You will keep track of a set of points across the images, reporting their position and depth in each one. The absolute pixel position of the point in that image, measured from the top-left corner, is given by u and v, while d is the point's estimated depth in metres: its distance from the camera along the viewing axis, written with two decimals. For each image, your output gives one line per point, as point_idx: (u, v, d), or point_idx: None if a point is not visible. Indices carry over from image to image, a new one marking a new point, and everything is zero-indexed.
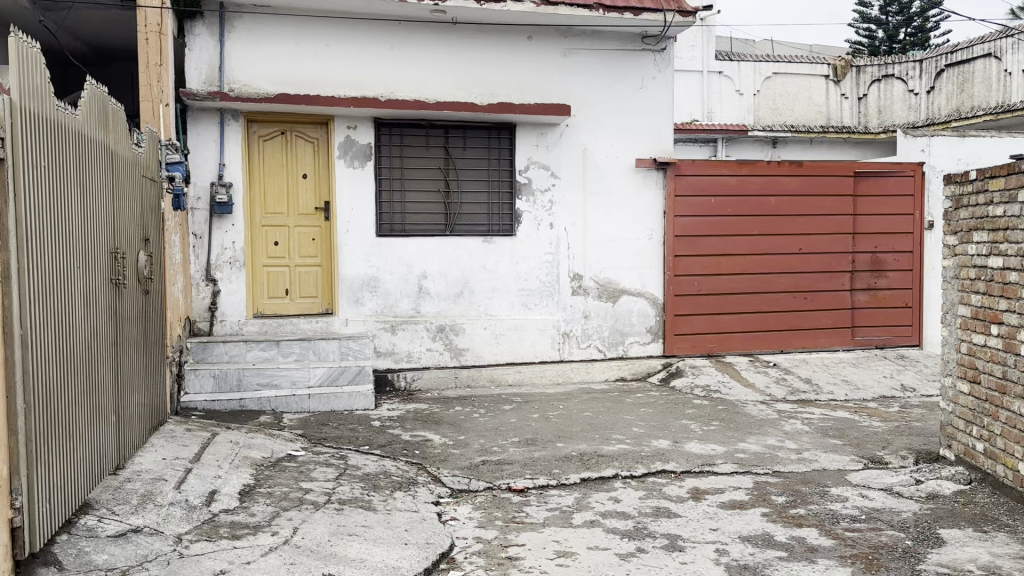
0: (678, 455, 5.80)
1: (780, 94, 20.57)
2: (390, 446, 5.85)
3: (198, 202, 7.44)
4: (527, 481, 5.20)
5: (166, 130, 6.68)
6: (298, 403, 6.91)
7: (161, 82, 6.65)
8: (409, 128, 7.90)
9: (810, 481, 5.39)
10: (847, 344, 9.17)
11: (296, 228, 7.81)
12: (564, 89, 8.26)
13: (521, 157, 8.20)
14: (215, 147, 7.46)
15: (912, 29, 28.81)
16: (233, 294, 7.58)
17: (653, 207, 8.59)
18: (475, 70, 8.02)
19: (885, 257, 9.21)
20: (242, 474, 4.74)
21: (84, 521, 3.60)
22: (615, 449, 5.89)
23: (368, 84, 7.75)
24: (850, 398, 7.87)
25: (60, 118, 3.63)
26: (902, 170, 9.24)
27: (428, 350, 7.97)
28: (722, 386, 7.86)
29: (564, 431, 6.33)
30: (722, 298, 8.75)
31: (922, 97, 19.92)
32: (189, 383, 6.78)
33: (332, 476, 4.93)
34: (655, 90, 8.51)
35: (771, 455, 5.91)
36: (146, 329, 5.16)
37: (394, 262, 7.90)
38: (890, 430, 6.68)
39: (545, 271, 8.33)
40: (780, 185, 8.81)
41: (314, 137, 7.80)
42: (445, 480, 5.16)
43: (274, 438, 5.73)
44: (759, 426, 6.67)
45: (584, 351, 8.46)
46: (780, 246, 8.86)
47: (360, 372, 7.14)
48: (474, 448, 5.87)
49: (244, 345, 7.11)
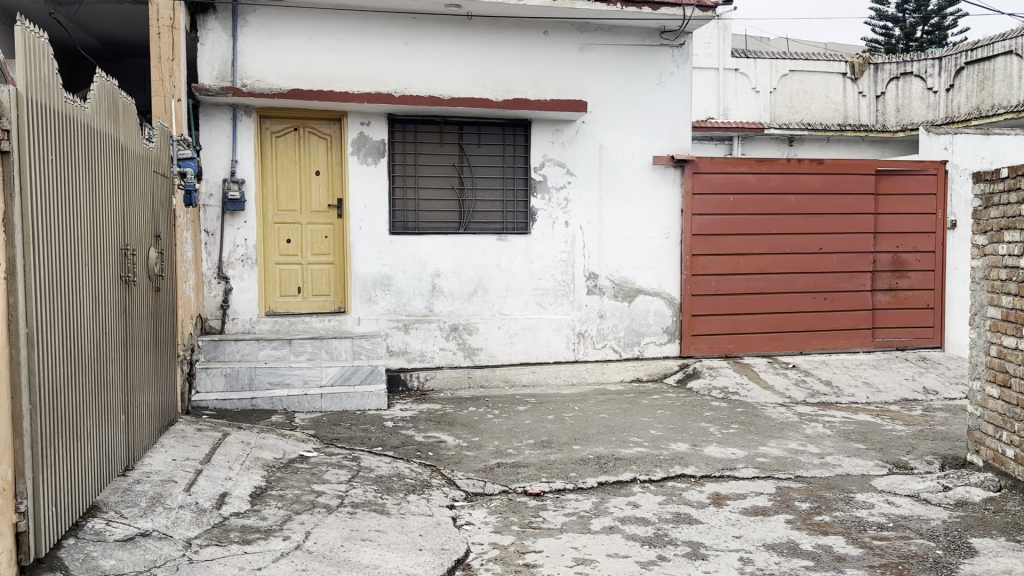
0: (697, 458, 5.67)
1: (797, 91, 20.36)
2: (403, 447, 5.75)
3: (210, 199, 7.37)
4: (543, 485, 5.08)
5: (177, 126, 6.60)
6: (309, 403, 6.82)
7: (172, 77, 6.58)
8: (423, 125, 7.80)
9: (833, 487, 5.25)
10: (868, 346, 9.00)
11: (308, 225, 7.71)
12: (581, 84, 8.13)
13: (536, 154, 8.07)
14: (228, 143, 7.38)
15: (930, 27, 28.50)
16: (245, 292, 7.50)
17: (670, 205, 8.45)
18: (490, 65, 7.90)
19: (906, 257, 9.04)
20: (253, 476, 4.65)
21: (92, 524, 3.51)
22: (632, 452, 5.77)
23: (383, 79, 7.65)
24: (871, 401, 7.71)
25: (68, 111, 3.53)
26: (925, 168, 9.06)
27: (442, 349, 7.88)
28: (740, 388, 7.72)
29: (581, 433, 6.21)
30: (739, 298, 8.60)
31: (941, 95, 19.67)
32: (201, 382, 6.71)
33: (345, 479, 4.83)
34: (673, 86, 8.37)
35: (793, 459, 5.76)
36: (157, 326, 5.08)
37: (407, 260, 7.80)
38: (913, 434, 6.53)
39: (560, 270, 8.21)
40: (799, 184, 8.65)
41: (328, 133, 7.69)
42: (459, 484, 5.05)
43: (286, 439, 5.64)
44: (780, 429, 6.53)
45: (599, 351, 8.34)
46: (799, 245, 8.70)
47: (373, 371, 7.05)
48: (489, 450, 5.76)
49: (255, 343, 7.03)
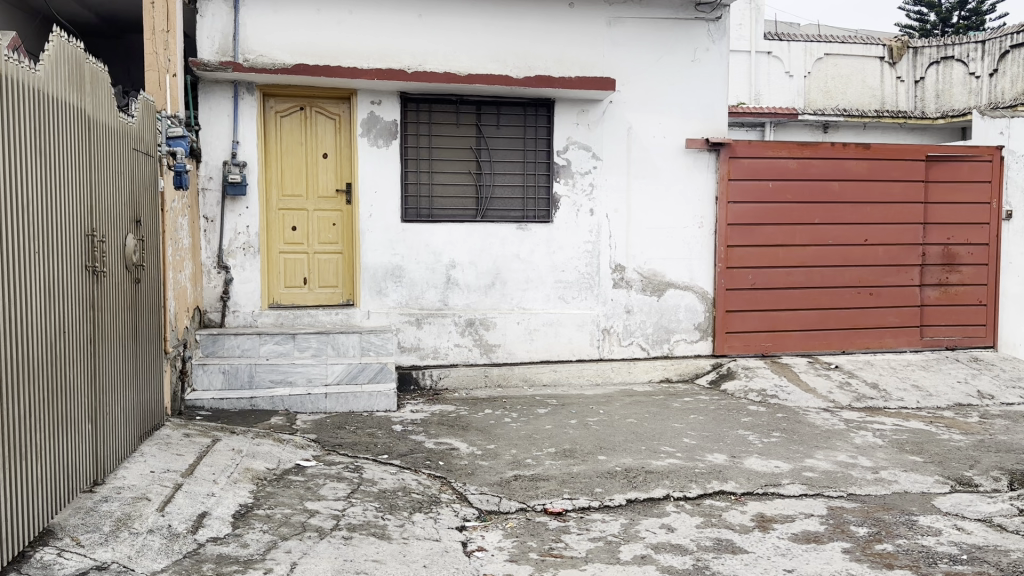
0: (738, 473, 5.10)
1: (832, 75, 19.61)
2: (412, 456, 5.22)
3: (210, 182, 6.87)
4: (565, 502, 4.53)
5: (172, 104, 6.10)
6: (313, 403, 6.26)
7: (168, 50, 6.09)
8: (437, 104, 7.25)
9: (891, 508, 4.66)
10: (915, 345, 8.33)
11: (315, 211, 7.19)
12: (609, 61, 7.54)
13: (560, 136, 7.50)
14: (229, 122, 6.87)
15: (966, 12, 27.50)
16: (246, 283, 7.00)
17: (703, 191, 7.85)
18: (509, 40, 7.33)
19: (958, 249, 8.39)
20: (240, 492, 4.15)
21: (40, 555, 3.07)
22: (663, 464, 5.21)
23: (395, 55, 7.10)
24: (922, 406, 7.08)
25: (10, 72, 3.00)
26: (978, 154, 8.39)
27: (457, 346, 7.35)
28: (780, 391, 7.13)
29: (607, 441, 5.66)
30: (778, 292, 7.99)
31: (984, 80, 18.53)
32: (198, 379, 6.25)
33: (343, 495, 4.30)
34: (708, 63, 7.75)
35: (844, 475, 5.17)
36: (138, 322, 4.63)
37: (420, 249, 7.28)
38: (974, 445, 5.90)
39: (584, 262, 7.64)
40: (845, 169, 8.01)
41: (336, 113, 7.17)
42: (471, 500, 4.52)
43: (283, 445, 5.14)
44: (827, 438, 5.93)
45: (626, 349, 7.77)
46: (843, 236, 8.06)
47: (382, 369, 6.50)
48: (506, 460, 5.23)
49: (257, 338, 6.58)
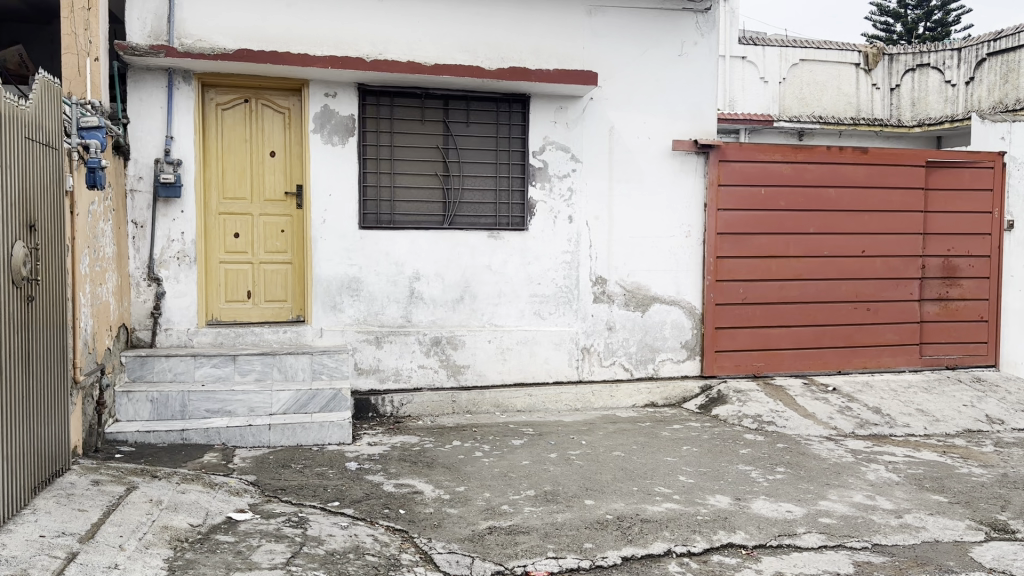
0: (746, 520, 4.41)
1: (807, 83, 19.40)
2: (367, 503, 4.45)
3: (139, 182, 6.04)
4: (550, 563, 3.79)
5: (92, 92, 5.23)
6: (255, 436, 5.45)
7: (89, 30, 5.20)
8: (400, 99, 6.52)
9: (926, 564, 4.00)
10: (914, 365, 7.77)
11: (260, 216, 6.38)
12: (590, 54, 6.87)
13: (535, 135, 6.80)
14: (162, 114, 6.04)
15: (933, 24, 27.50)
16: (181, 297, 6.16)
17: (692, 197, 7.21)
18: (479, 29, 6.62)
19: (958, 262, 7.85)
20: (150, 562, 3.36)
21: None
22: (661, 511, 4.50)
23: (352, 42, 6.35)
24: (930, 433, 6.49)
25: None
26: (980, 160, 7.86)
27: (421, 367, 6.59)
28: (776, 417, 6.49)
29: (593, 481, 4.94)
30: (770, 308, 7.37)
31: (960, 88, 18.34)
32: (121, 410, 5.44)
33: (281, 562, 3.51)
34: (696, 58, 7.13)
35: (865, 521, 4.51)
36: (29, 345, 3.78)
37: (380, 259, 6.51)
38: (997, 482, 5.29)
39: (562, 273, 6.94)
40: (842, 175, 7.43)
41: (286, 106, 6.39)
42: (438, 562, 3.75)
43: (213, 492, 4.34)
44: (837, 474, 5.29)
45: (607, 370, 7.07)
46: (839, 246, 7.48)
47: (336, 396, 5.73)
48: (478, 506, 4.48)
49: (191, 360, 5.75)
